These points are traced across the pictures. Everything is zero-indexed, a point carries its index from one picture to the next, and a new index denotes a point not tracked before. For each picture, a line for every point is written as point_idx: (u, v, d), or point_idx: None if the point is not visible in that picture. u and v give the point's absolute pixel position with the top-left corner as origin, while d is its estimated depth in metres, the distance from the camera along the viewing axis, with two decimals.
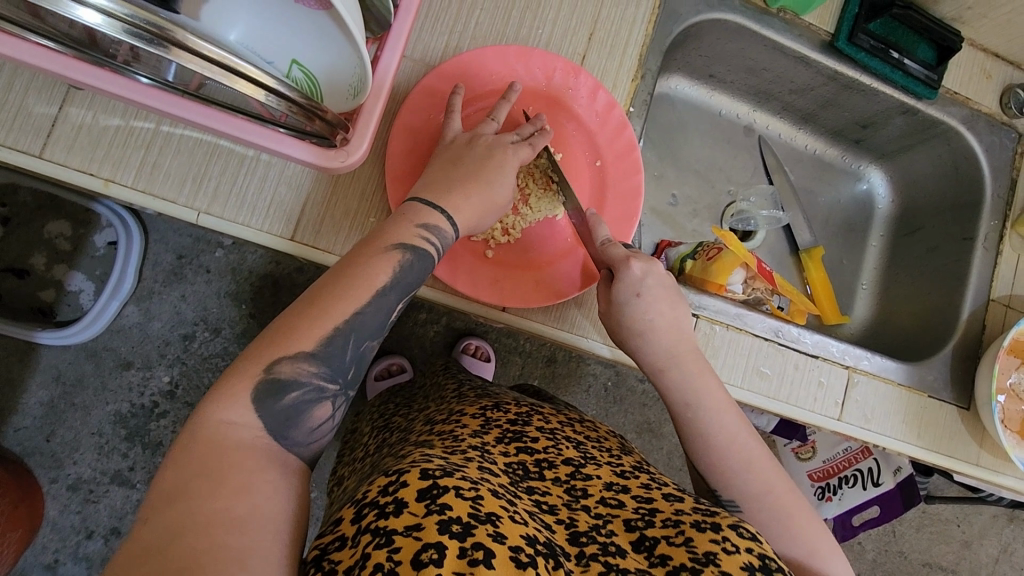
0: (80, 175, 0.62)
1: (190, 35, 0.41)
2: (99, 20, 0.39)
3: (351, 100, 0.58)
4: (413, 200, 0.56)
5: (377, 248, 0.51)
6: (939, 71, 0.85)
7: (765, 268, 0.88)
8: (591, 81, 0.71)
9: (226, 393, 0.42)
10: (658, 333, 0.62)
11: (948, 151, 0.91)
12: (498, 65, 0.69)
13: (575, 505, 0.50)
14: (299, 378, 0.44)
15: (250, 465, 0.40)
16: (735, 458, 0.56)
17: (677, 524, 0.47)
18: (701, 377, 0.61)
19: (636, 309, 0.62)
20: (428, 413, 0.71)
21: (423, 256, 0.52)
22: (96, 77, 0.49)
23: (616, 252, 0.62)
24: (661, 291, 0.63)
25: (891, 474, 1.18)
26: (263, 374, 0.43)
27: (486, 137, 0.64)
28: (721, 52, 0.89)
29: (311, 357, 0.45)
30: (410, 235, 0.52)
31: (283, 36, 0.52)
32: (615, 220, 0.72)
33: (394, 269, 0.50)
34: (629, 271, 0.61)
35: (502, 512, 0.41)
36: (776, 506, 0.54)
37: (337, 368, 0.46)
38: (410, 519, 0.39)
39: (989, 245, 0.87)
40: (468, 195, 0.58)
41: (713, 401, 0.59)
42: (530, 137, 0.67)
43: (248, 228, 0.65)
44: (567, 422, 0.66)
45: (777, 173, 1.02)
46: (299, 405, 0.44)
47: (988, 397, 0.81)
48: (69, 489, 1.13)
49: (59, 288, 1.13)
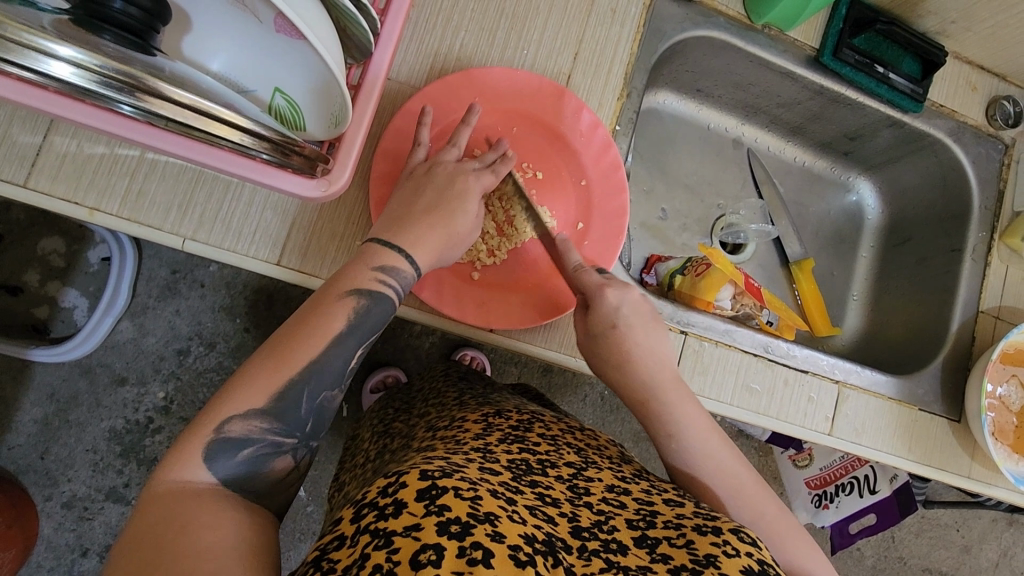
0: (65, 203, 0.62)
1: (160, 82, 0.44)
2: (69, 72, 0.42)
3: (332, 130, 0.57)
4: (371, 241, 0.56)
5: (335, 295, 0.51)
6: (924, 85, 0.85)
7: (753, 284, 0.89)
8: (581, 104, 0.71)
9: (181, 454, 0.43)
10: (637, 365, 0.62)
11: (936, 163, 0.92)
12: (483, 86, 0.70)
13: (579, 501, 0.49)
14: (250, 435, 0.45)
15: (212, 509, 0.40)
16: (722, 484, 0.56)
17: (679, 527, 0.47)
18: (681, 406, 0.61)
19: (614, 339, 0.62)
20: (428, 419, 0.71)
21: (381, 300, 0.52)
22: (81, 113, 0.49)
23: (591, 278, 0.64)
24: (641, 323, 0.63)
25: (887, 481, 1.15)
26: (212, 436, 0.44)
27: (446, 165, 0.64)
28: (707, 67, 0.89)
29: (260, 413, 0.45)
30: (368, 280, 0.52)
31: (265, 65, 0.53)
32: (602, 238, 0.73)
33: (349, 315, 0.51)
34: (604, 300, 0.63)
35: (501, 512, 0.41)
36: (766, 529, 0.54)
37: (293, 424, 0.47)
38: (409, 520, 0.39)
39: (977, 257, 0.88)
40: (431, 229, 0.59)
41: (693, 430, 0.59)
42: (494, 163, 0.67)
43: (235, 253, 0.66)
44: (568, 429, 0.65)
45: (766, 185, 1.02)
46: (252, 461, 0.45)
47: (978, 410, 0.81)
48: (64, 507, 1.12)
49: (52, 304, 1.13)
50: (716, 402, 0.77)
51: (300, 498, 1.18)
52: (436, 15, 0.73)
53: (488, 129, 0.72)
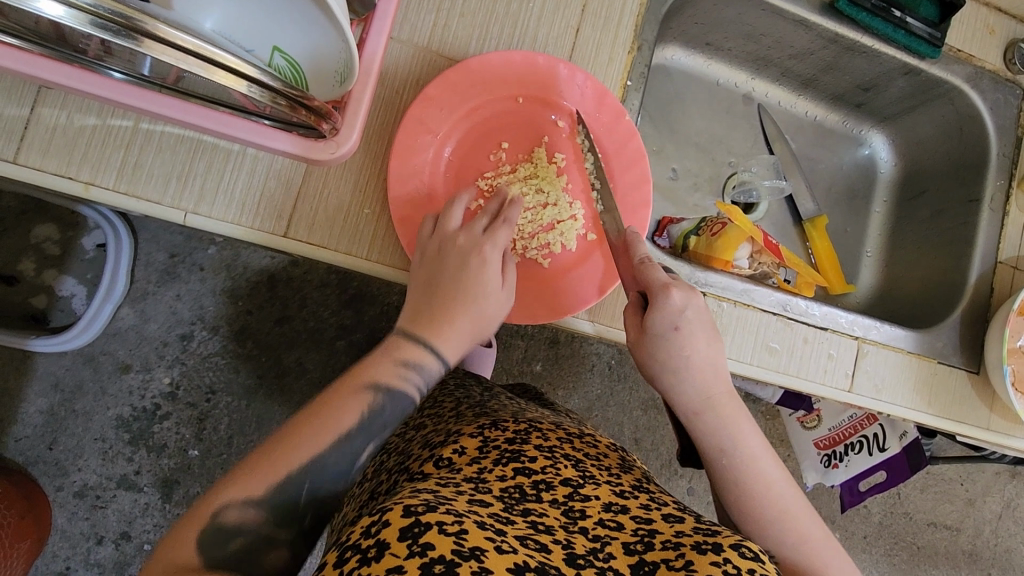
0: (57, 178, 0.59)
1: (160, 24, 0.39)
2: (61, 12, 0.36)
3: (339, 89, 0.55)
4: (397, 332, 0.57)
5: (352, 387, 0.52)
6: (942, 28, 0.82)
7: (770, 243, 0.87)
8: (475, 58, 0.65)
9: (178, 541, 0.43)
10: (698, 374, 0.60)
11: (952, 112, 0.89)
12: (418, 126, 0.65)
13: (573, 527, 0.48)
14: (244, 526, 0.44)
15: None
16: (770, 507, 0.55)
17: (678, 546, 0.45)
18: (735, 420, 0.60)
19: (674, 343, 0.60)
20: (424, 434, 0.68)
21: (398, 396, 0.53)
22: (67, 75, 0.47)
23: (657, 276, 0.61)
24: (701, 329, 0.61)
25: (897, 438, 1.13)
26: (209, 522, 0.43)
27: (461, 237, 0.60)
28: (716, 19, 0.86)
29: (257, 502, 0.45)
30: (388, 374, 0.53)
31: (262, 21, 0.49)
32: (626, 169, 0.69)
33: (361, 412, 0.50)
34: (667, 300, 0.60)
35: (487, 544, 0.41)
36: (811, 557, 0.53)
37: (288, 514, 0.46)
38: (392, 562, 0.37)
39: (996, 207, 0.86)
40: (456, 325, 0.57)
41: (744, 447, 0.58)
42: (497, 212, 0.64)
43: (239, 226, 0.63)
44: (566, 438, 0.63)
45: (777, 141, 0.99)
46: (244, 554, 0.43)
47: (999, 360, 0.80)
48: (75, 496, 1.12)
49: (50, 293, 1.10)
50: (734, 363, 0.76)
51: None
52: None
53: (460, 142, 0.69)
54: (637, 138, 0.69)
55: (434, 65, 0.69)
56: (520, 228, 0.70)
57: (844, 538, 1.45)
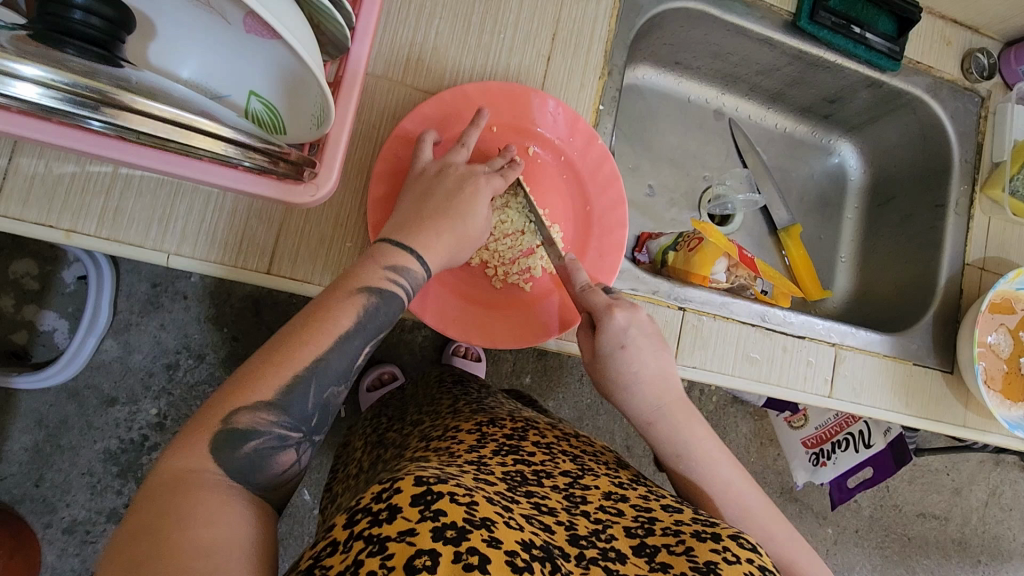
0: (38, 227, 0.60)
1: (136, 97, 0.42)
2: (37, 92, 0.39)
3: (315, 130, 0.54)
4: (383, 241, 0.56)
5: (344, 290, 0.51)
6: (901, 43, 0.85)
7: (746, 255, 0.89)
8: (449, 90, 0.67)
9: (187, 443, 0.42)
10: (645, 386, 0.61)
11: (915, 121, 0.92)
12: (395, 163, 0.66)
13: (575, 510, 0.49)
14: (257, 427, 0.44)
15: (216, 497, 0.40)
16: (731, 508, 0.57)
17: (677, 534, 0.47)
18: (689, 426, 0.61)
19: (621, 361, 0.61)
20: (422, 429, 0.69)
21: (390, 298, 0.52)
22: (48, 132, 0.47)
23: (598, 300, 0.62)
24: (648, 345, 0.62)
25: (881, 434, 1.17)
26: (222, 425, 0.43)
27: (456, 167, 0.63)
28: (685, 39, 0.88)
29: (269, 406, 0.45)
30: (378, 278, 0.52)
31: (238, 69, 0.50)
32: (605, 203, 0.72)
33: (359, 312, 0.50)
34: (612, 322, 0.60)
35: (498, 517, 0.41)
36: (776, 555, 0.54)
37: (300, 417, 0.46)
38: (404, 524, 0.38)
39: (961, 211, 0.89)
40: (440, 235, 0.58)
41: (703, 452, 0.60)
42: (503, 167, 0.66)
43: (223, 265, 0.64)
44: (562, 437, 0.64)
45: (749, 153, 1.01)
46: (260, 451, 0.44)
47: (971, 360, 0.82)
48: (65, 533, 1.10)
49: (31, 328, 1.09)
50: (716, 374, 0.78)
51: (305, 502, 1.14)
52: (409, 4, 0.71)
53: None
54: (610, 160, 0.71)
55: (410, 98, 0.71)
56: (500, 255, 0.70)
57: (836, 533, 1.48)
